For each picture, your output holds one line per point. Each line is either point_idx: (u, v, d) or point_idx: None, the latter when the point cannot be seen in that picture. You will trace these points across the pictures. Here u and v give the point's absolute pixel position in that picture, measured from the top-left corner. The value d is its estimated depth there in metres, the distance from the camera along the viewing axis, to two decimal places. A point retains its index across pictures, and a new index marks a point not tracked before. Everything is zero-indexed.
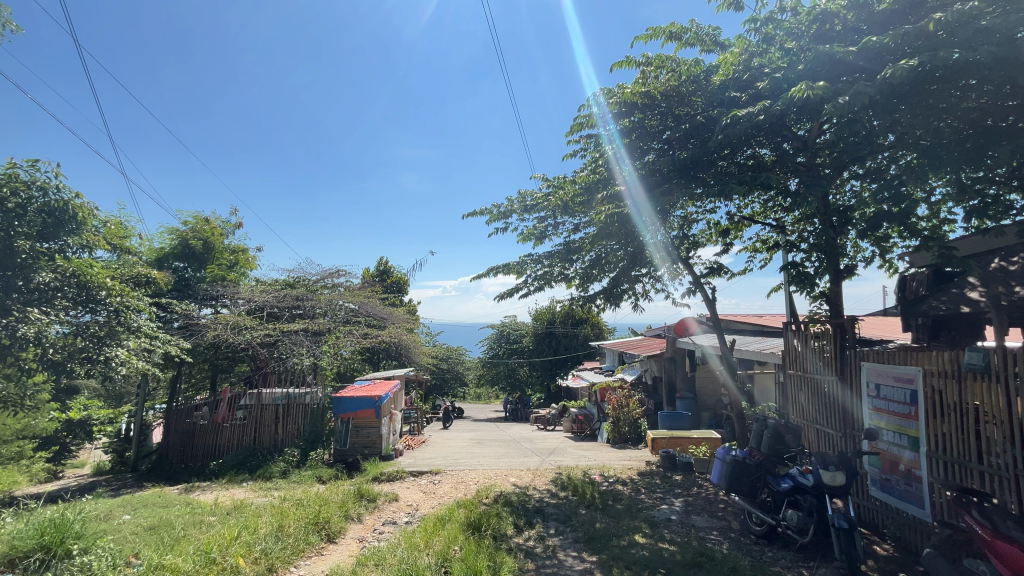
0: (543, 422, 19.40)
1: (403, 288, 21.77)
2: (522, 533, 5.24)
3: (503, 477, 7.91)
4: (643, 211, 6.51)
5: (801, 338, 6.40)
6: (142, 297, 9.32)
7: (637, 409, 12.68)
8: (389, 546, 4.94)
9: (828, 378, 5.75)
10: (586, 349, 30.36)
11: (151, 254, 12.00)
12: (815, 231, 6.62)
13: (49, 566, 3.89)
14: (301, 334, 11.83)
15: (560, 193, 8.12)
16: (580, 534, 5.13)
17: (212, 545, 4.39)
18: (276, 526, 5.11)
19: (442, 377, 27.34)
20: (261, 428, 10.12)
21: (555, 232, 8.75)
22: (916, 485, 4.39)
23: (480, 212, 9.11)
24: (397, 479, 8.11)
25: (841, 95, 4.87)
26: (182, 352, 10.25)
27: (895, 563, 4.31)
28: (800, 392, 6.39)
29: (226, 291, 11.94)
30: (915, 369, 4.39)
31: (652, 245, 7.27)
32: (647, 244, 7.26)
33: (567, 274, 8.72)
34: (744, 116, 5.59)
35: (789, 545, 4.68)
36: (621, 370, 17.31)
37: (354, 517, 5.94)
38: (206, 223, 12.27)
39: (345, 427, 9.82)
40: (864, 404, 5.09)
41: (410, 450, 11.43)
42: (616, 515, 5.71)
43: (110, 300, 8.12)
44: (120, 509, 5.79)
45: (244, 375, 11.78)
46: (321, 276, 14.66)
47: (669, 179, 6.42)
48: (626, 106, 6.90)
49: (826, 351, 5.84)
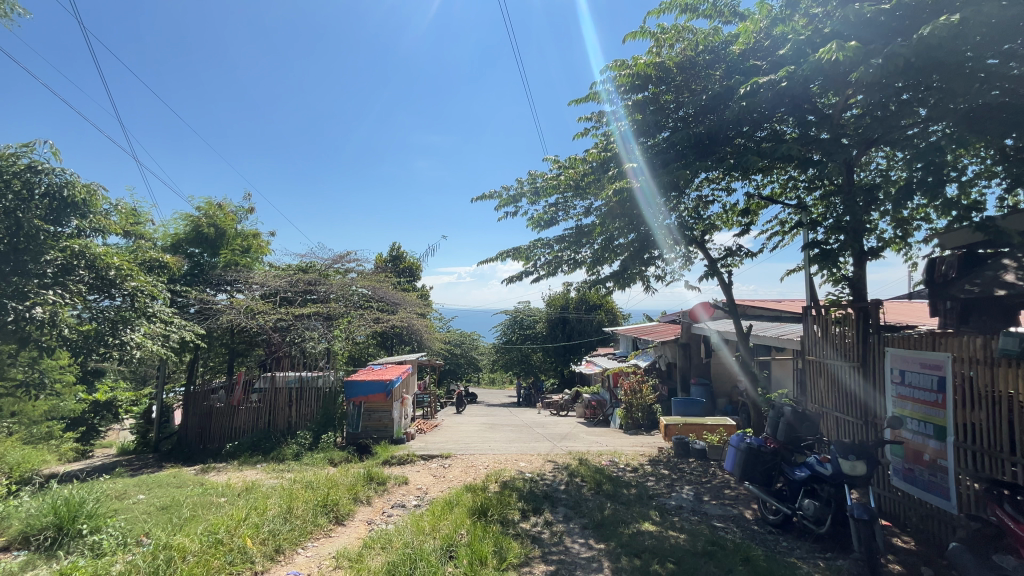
0: (556, 408, 19.42)
1: (416, 272, 21.70)
2: (530, 518, 5.18)
3: (513, 462, 7.84)
4: (654, 195, 6.25)
5: (821, 324, 6.19)
6: (156, 282, 9.42)
7: (650, 395, 12.55)
8: (396, 529, 4.95)
9: (849, 365, 5.53)
10: (600, 335, 30.12)
11: (166, 240, 12.21)
12: (837, 210, 6.34)
13: (61, 544, 3.97)
14: (314, 318, 11.87)
15: (571, 172, 7.90)
16: (588, 520, 5.06)
17: (220, 526, 4.39)
18: (284, 507, 5.13)
19: (456, 363, 27.46)
20: (275, 411, 10.23)
21: (565, 216, 8.58)
22: (941, 476, 4.19)
23: (491, 196, 8.92)
24: (408, 463, 8.15)
25: (874, 56, 4.55)
26: (197, 336, 10.44)
27: (916, 555, 4.14)
28: (818, 379, 6.16)
29: (240, 277, 12.09)
30: (944, 356, 4.17)
31: (662, 230, 7.02)
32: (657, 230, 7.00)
33: (578, 258, 8.59)
34: (768, 82, 5.38)
35: (805, 536, 4.51)
36: (634, 355, 17.14)
37: (363, 499, 5.95)
38: (218, 208, 12.37)
39: (357, 411, 9.90)
40: (887, 390, 4.89)
41: (422, 435, 11.46)
42: (626, 502, 5.63)
43: (125, 284, 8.25)
44: (135, 488, 5.89)
45: (257, 360, 11.89)
46: (336, 260, 14.70)
47: (681, 157, 6.18)
48: (640, 79, 6.57)
49: (848, 337, 5.64)
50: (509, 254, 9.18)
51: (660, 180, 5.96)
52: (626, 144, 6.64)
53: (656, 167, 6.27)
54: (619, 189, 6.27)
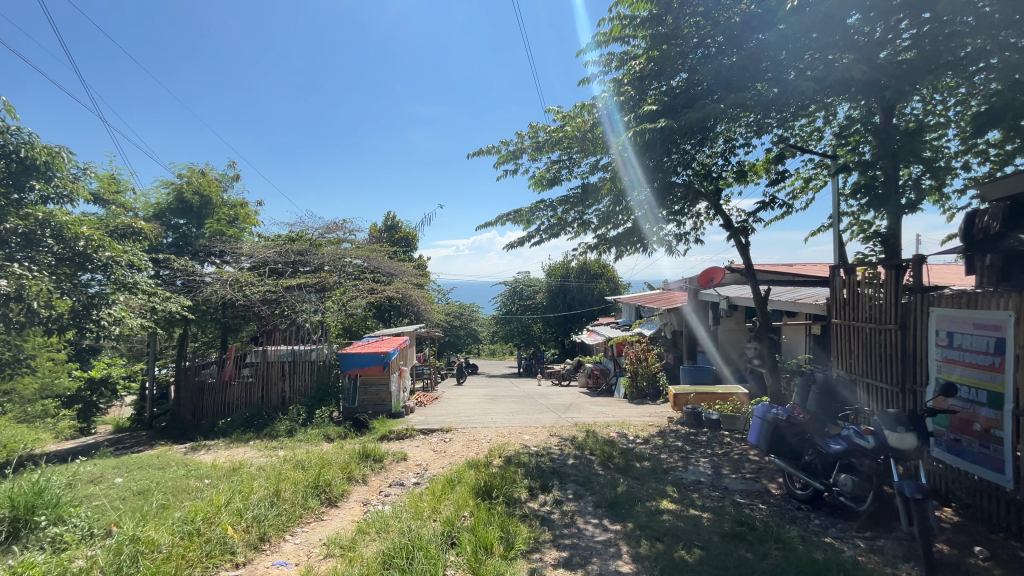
0: (558, 377, 19.18)
1: (412, 243, 21.07)
2: (538, 497, 4.80)
3: (517, 435, 7.48)
4: (630, 160, 6.47)
5: (848, 289, 5.73)
6: (134, 252, 8.91)
7: (656, 363, 12.20)
8: (394, 511, 4.56)
9: (882, 327, 5.06)
10: (601, 304, 29.70)
11: (148, 210, 11.60)
12: (874, 159, 5.74)
13: (17, 538, 3.55)
14: (304, 290, 11.34)
15: (576, 125, 7.23)
16: (600, 498, 4.68)
17: (198, 513, 3.97)
18: (272, 488, 4.73)
19: (455, 334, 27.13)
20: (268, 386, 9.84)
21: (569, 175, 7.98)
22: (995, 447, 3.76)
23: (488, 153, 8.25)
24: (407, 438, 7.77)
25: None
26: (184, 309, 9.97)
27: (967, 534, 3.74)
28: (845, 343, 5.71)
29: (226, 248, 11.51)
30: (1004, 314, 3.70)
31: (639, 199, 7.04)
32: (632, 201, 7.04)
33: (583, 220, 8.03)
34: None
35: (839, 513, 4.14)
36: (638, 324, 16.72)
37: (358, 478, 5.56)
38: (201, 175, 11.75)
39: (354, 384, 9.49)
40: (930, 354, 4.42)
41: (421, 408, 11.09)
42: (639, 477, 5.25)
43: (99, 255, 7.73)
44: (113, 470, 5.50)
45: (248, 335, 11.42)
46: (327, 229, 14.04)
47: (706, 96, 5.59)
48: (658, 9, 5.80)
49: (879, 300, 5.18)
50: (509, 218, 8.58)
51: (685, 116, 5.27)
52: (610, 117, 6.50)
53: (676, 111, 5.69)
54: (642, 131, 5.53)
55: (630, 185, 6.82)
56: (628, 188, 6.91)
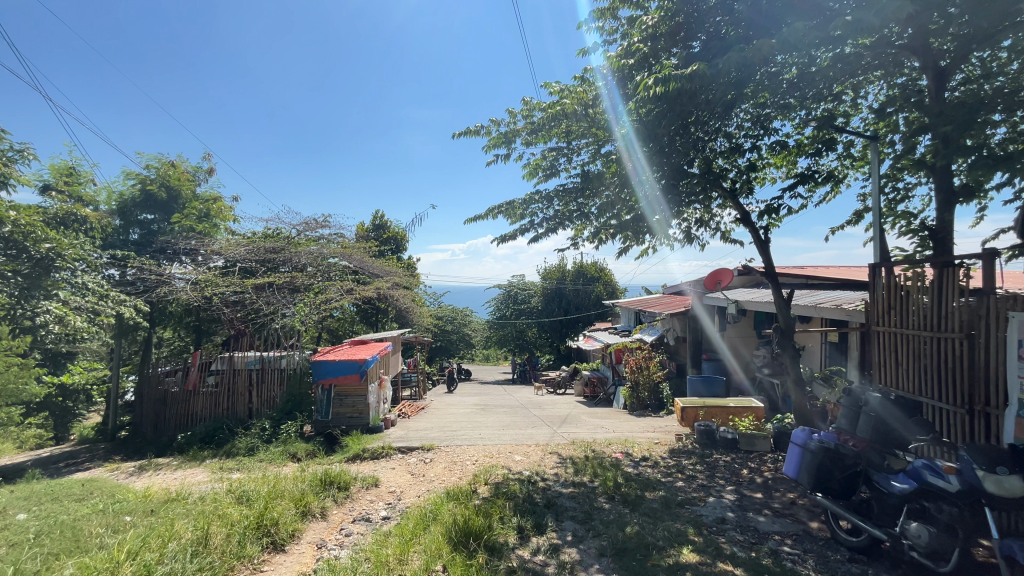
0: (554, 385, 18.32)
1: (402, 244, 20.20)
2: (529, 541, 3.93)
3: (507, 456, 6.61)
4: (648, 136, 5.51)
5: (890, 291, 4.95)
6: (83, 246, 8.02)
7: (659, 372, 11.37)
8: (350, 559, 3.68)
9: (937, 336, 4.27)
10: (598, 308, 28.91)
11: (111, 204, 10.72)
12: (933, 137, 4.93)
13: None
14: (277, 292, 10.44)
15: (574, 103, 6.41)
16: (606, 544, 3.82)
17: (89, 572, 3.06)
18: (200, 531, 3.82)
19: (447, 339, 26.18)
20: (234, 396, 8.92)
21: (568, 165, 7.18)
22: None
23: (477, 133, 7.44)
24: (382, 457, 6.90)
25: None
26: (141, 312, 9.04)
27: None
28: (889, 355, 4.91)
29: (195, 245, 10.62)
30: None
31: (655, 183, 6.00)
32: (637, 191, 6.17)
33: (584, 213, 7.18)
34: None
35: (905, 569, 3.32)
36: (638, 330, 15.90)
37: (316, 513, 4.67)
38: (172, 167, 10.93)
39: (327, 396, 8.61)
40: (1007, 370, 3.63)
41: (404, 420, 10.18)
42: (651, 513, 4.39)
43: (37, 246, 6.86)
44: (19, 503, 4.55)
45: (219, 340, 10.50)
46: (308, 227, 13.16)
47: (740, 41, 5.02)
48: None
49: (931, 304, 4.39)
50: (501, 211, 7.74)
51: (727, 59, 4.54)
52: (610, 98, 6.04)
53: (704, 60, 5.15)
54: (663, 80, 4.79)
55: (634, 173, 6.02)
56: (635, 180, 6.08)
